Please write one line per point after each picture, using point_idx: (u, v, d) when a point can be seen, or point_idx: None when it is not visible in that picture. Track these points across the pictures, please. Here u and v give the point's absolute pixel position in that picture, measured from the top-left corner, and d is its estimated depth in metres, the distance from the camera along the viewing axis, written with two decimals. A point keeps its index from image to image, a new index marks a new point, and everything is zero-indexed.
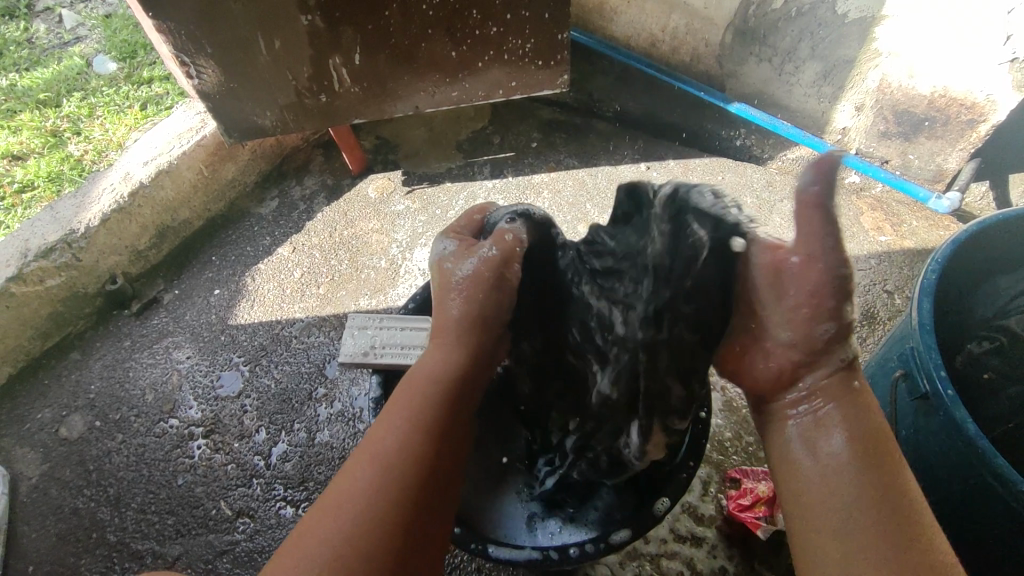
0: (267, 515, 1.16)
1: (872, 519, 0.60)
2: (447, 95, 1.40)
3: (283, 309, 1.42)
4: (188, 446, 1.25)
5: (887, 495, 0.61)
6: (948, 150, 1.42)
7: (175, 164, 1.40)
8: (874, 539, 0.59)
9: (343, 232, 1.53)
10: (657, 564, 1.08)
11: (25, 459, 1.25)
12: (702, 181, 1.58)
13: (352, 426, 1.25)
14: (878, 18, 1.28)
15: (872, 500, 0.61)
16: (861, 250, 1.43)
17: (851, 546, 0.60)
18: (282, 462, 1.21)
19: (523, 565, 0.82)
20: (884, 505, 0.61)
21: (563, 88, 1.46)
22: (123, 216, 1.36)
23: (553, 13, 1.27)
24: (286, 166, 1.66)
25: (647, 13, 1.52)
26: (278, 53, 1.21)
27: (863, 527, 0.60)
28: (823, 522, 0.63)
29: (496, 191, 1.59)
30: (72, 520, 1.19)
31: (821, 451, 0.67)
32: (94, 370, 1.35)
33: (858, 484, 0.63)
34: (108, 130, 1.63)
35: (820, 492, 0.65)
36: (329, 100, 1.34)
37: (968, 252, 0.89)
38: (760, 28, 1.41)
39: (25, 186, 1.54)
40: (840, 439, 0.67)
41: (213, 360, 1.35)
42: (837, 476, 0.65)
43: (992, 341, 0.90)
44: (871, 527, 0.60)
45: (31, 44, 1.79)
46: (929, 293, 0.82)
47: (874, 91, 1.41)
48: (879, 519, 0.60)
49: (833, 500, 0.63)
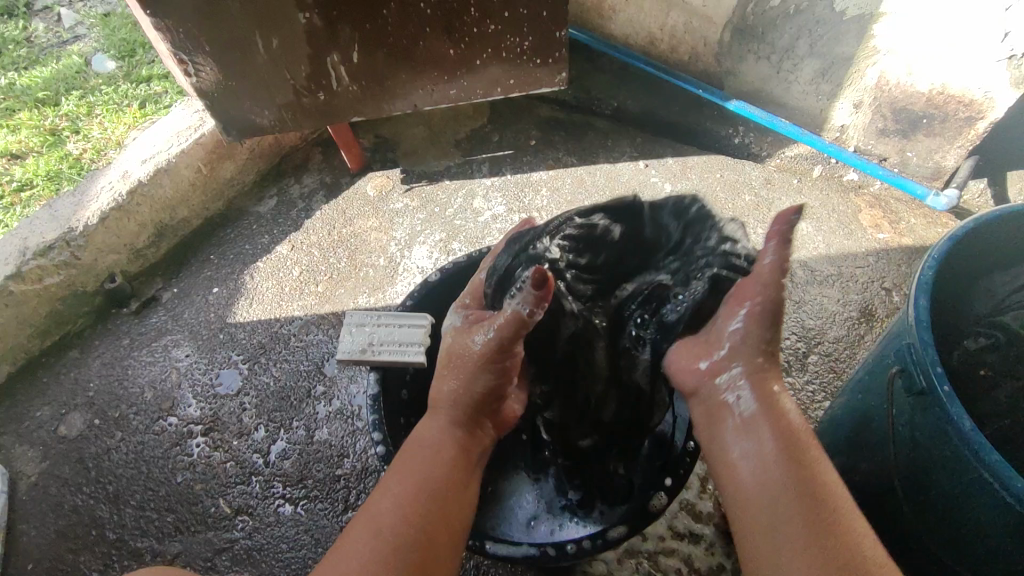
0: (265, 513, 1.17)
1: (796, 520, 0.64)
2: (445, 93, 1.40)
3: (282, 307, 1.42)
4: (187, 444, 1.25)
5: (804, 489, 0.66)
6: (947, 148, 1.42)
7: (173, 163, 1.40)
8: (804, 538, 0.62)
9: (342, 230, 1.53)
10: (655, 561, 1.08)
11: (24, 457, 1.25)
12: (700, 179, 1.58)
13: (351, 423, 1.25)
14: (876, 15, 1.28)
15: (794, 495, 0.66)
16: (859, 248, 1.43)
17: (778, 541, 0.64)
18: (281, 460, 1.22)
19: (520, 562, 0.82)
20: (805, 500, 0.65)
21: (561, 86, 1.46)
22: (122, 215, 1.36)
23: (550, 11, 1.27)
24: (285, 164, 1.66)
25: (646, 11, 1.51)
26: (276, 51, 1.21)
27: (787, 520, 0.64)
28: (757, 524, 0.67)
29: (495, 189, 1.59)
30: (71, 517, 1.19)
31: (748, 448, 0.72)
32: (93, 369, 1.35)
33: (778, 489, 0.67)
34: (107, 128, 1.63)
35: (744, 490, 0.70)
36: (327, 98, 1.34)
37: (965, 248, 0.89)
38: (758, 25, 1.41)
39: (24, 185, 1.54)
40: (748, 445, 0.72)
41: (212, 358, 1.35)
42: (754, 479, 0.69)
43: (989, 337, 0.91)
44: (792, 529, 0.64)
45: (29, 43, 1.79)
46: (926, 289, 0.82)
47: (872, 88, 1.41)
48: (801, 518, 0.64)
49: (758, 511, 0.67)
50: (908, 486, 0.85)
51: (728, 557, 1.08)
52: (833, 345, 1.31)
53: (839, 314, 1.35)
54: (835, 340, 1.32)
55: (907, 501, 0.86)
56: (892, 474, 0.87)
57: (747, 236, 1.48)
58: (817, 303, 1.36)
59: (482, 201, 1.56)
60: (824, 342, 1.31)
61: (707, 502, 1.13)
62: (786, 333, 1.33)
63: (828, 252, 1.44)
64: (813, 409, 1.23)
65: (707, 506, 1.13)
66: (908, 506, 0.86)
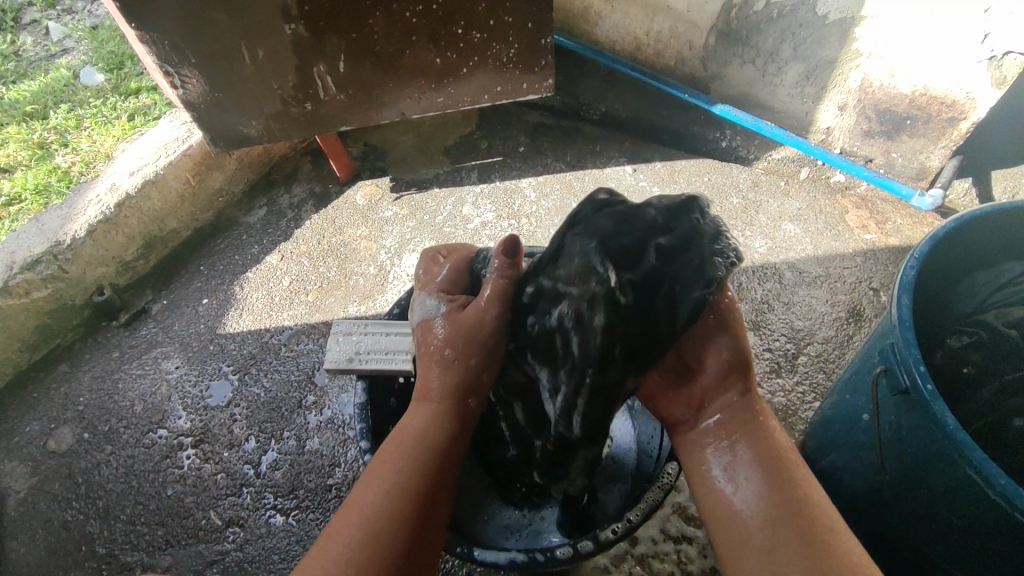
0: (257, 524, 1.16)
1: (782, 532, 0.66)
2: (432, 101, 1.40)
3: (272, 317, 1.42)
4: (178, 456, 1.24)
5: (796, 513, 0.67)
6: (931, 148, 1.44)
7: (161, 174, 1.40)
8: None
9: (332, 239, 1.54)
10: (647, 565, 1.08)
11: (14, 473, 1.25)
12: (688, 182, 1.59)
13: (342, 433, 1.25)
14: (858, 18, 1.29)
15: (790, 518, 0.67)
16: (847, 249, 1.44)
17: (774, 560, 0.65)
18: (272, 470, 1.21)
19: (508, 568, 0.81)
20: (784, 515, 0.67)
21: (548, 93, 1.47)
22: (110, 228, 1.36)
23: (536, 22, 1.29)
24: (274, 174, 1.66)
25: (632, 17, 1.52)
26: (262, 61, 1.22)
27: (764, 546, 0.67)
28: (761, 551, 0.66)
29: (484, 196, 1.59)
30: (61, 533, 1.18)
31: (736, 485, 0.72)
32: (83, 383, 1.35)
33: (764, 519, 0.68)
34: (95, 141, 1.63)
35: (732, 517, 0.70)
36: (315, 108, 1.35)
37: (945, 248, 0.90)
38: (742, 30, 1.42)
39: (12, 199, 1.54)
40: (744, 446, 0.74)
41: (202, 370, 1.34)
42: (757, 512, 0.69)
43: (973, 335, 0.88)
44: (782, 540, 0.66)
45: (17, 56, 1.79)
46: (909, 289, 0.82)
47: (856, 90, 1.42)
48: (789, 526, 0.66)
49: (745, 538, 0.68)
50: (896, 485, 0.85)
51: None
52: (823, 345, 1.31)
53: (828, 315, 1.35)
54: (824, 341, 1.32)
55: (898, 500, 0.86)
56: (881, 474, 0.87)
57: (736, 239, 1.49)
58: (806, 304, 1.37)
59: (471, 208, 1.57)
60: (814, 342, 1.32)
61: None
62: (776, 334, 1.34)
63: (815, 253, 1.45)
64: (803, 409, 1.24)
65: None
66: (898, 503, 0.86)
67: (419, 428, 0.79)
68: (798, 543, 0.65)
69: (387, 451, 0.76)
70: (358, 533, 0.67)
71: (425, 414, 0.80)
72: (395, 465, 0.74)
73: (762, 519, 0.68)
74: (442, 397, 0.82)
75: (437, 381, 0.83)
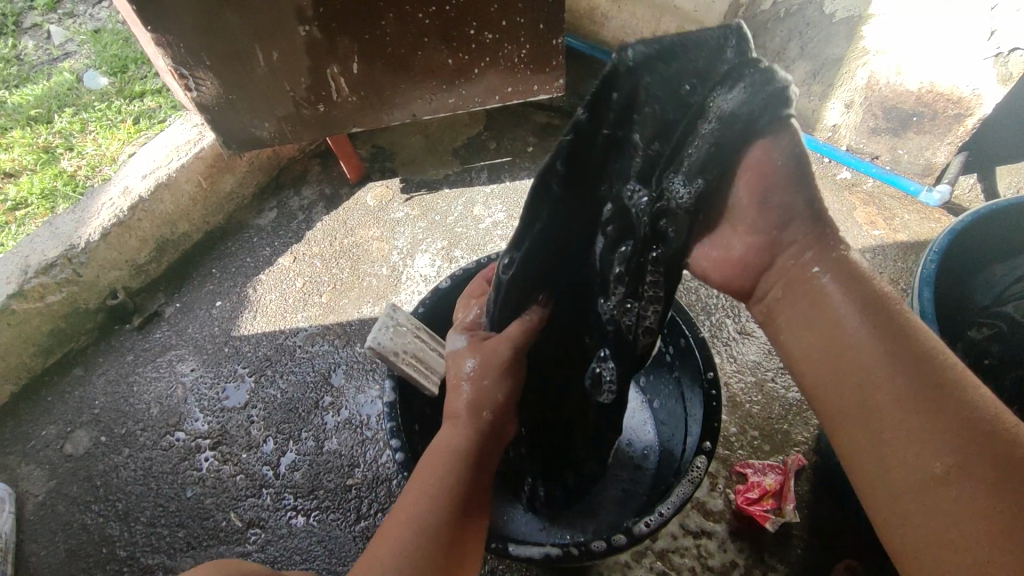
0: (278, 525, 1.16)
1: (882, 384, 0.56)
2: (443, 102, 1.41)
3: (285, 318, 1.42)
4: (196, 458, 1.24)
5: (890, 345, 0.57)
6: (937, 145, 1.45)
7: (174, 177, 1.40)
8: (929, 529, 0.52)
9: (343, 240, 1.54)
10: (668, 560, 1.09)
11: (31, 478, 1.24)
12: None
13: (360, 433, 1.25)
14: (865, 17, 1.30)
15: (880, 351, 0.57)
16: (855, 245, 1.46)
17: (880, 432, 0.55)
18: (292, 471, 1.21)
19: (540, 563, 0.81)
20: (885, 349, 0.57)
21: (557, 93, 1.48)
22: (123, 231, 1.36)
23: (547, 23, 1.30)
24: (284, 176, 1.66)
25: (639, 17, 1.54)
26: (276, 63, 1.22)
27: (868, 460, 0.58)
28: (864, 387, 0.57)
29: (494, 196, 1.60)
30: (80, 536, 1.18)
31: (811, 323, 0.63)
32: (97, 386, 1.35)
33: (865, 359, 0.58)
34: (101, 145, 1.62)
35: (823, 347, 0.61)
36: (327, 110, 1.35)
37: (962, 242, 0.92)
38: (750, 29, 1.43)
39: (21, 204, 1.53)
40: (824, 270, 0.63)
41: (217, 372, 1.35)
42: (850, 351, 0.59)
43: (993, 326, 0.89)
44: (885, 384, 0.55)
45: (19, 60, 1.79)
46: (929, 282, 0.84)
47: (863, 88, 1.44)
48: (896, 398, 0.55)
49: (852, 399, 0.58)
50: None
51: (740, 554, 1.09)
52: None
53: None
54: None
55: None
56: None
57: None
58: None
59: (482, 208, 1.57)
60: None
61: (718, 500, 1.14)
62: None
63: None
64: None
65: (717, 503, 1.14)
66: None
67: (465, 443, 0.76)
68: (909, 389, 0.54)
69: (440, 460, 0.74)
70: (416, 537, 0.66)
71: (466, 431, 0.77)
72: (445, 474, 0.73)
73: (863, 347, 0.58)
74: (480, 418, 0.79)
75: (473, 387, 0.80)
